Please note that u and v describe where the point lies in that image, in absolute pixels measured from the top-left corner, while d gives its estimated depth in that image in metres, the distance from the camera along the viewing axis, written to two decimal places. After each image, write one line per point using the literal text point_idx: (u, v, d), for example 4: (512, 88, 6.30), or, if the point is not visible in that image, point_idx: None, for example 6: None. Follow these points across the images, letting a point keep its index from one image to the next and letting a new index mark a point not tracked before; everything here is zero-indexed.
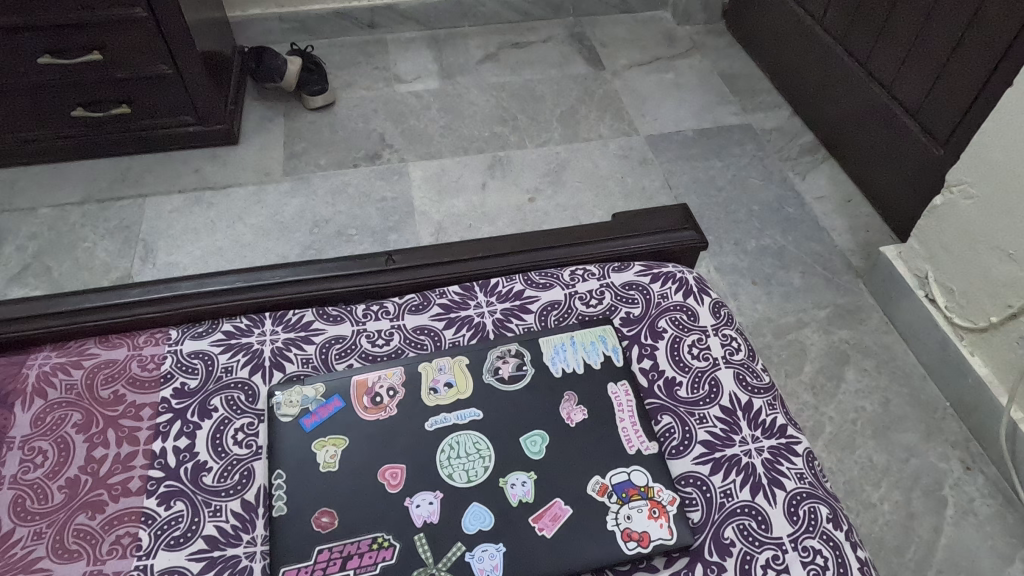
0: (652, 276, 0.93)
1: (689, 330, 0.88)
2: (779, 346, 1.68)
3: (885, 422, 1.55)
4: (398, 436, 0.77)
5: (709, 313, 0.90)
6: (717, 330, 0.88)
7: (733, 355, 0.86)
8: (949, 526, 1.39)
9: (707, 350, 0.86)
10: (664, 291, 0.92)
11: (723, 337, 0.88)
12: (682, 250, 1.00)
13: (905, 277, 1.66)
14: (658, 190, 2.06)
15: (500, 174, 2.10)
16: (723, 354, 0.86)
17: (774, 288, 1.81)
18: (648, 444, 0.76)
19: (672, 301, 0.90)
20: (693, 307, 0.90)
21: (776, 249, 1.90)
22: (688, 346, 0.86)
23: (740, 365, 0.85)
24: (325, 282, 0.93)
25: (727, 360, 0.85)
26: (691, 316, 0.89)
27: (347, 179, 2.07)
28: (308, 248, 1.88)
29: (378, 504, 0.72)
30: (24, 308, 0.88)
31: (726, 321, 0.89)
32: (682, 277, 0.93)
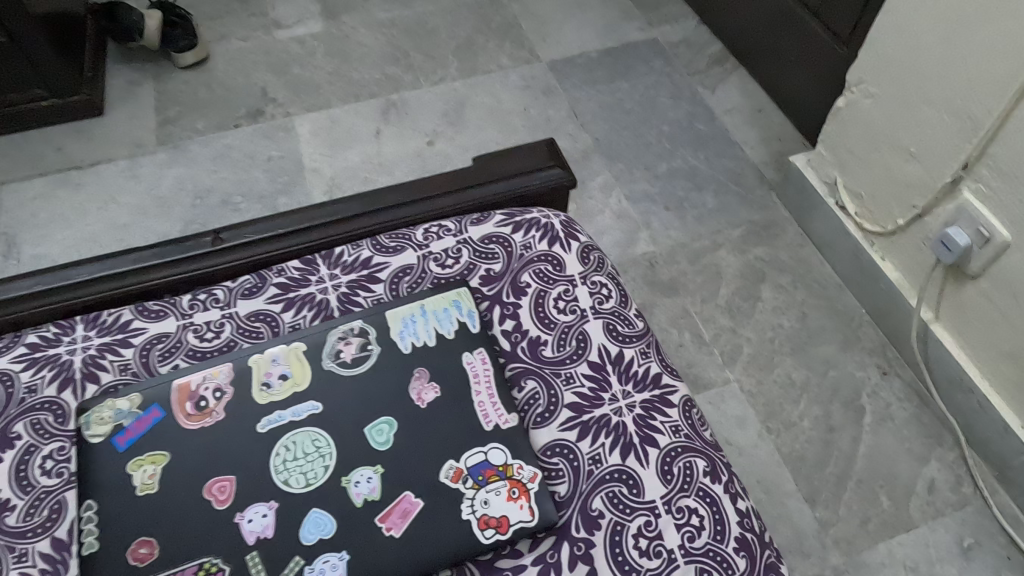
0: (513, 225, 0.84)
1: (555, 282, 0.80)
2: (695, 272, 1.63)
3: (803, 337, 1.52)
4: (225, 444, 0.68)
5: (576, 260, 0.82)
6: (585, 277, 0.81)
7: (602, 304, 0.79)
8: (867, 434, 1.38)
9: (574, 302, 0.78)
10: (529, 240, 0.83)
11: (591, 285, 0.80)
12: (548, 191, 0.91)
13: (815, 185, 1.61)
14: (564, 119, 1.95)
15: (395, 119, 1.95)
16: (591, 304, 0.79)
17: (688, 211, 1.74)
18: (506, 417, 0.69)
19: (536, 251, 0.82)
20: (562, 254, 0.82)
21: (689, 169, 1.82)
22: (554, 299, 0.78)
23: (612, 313, 0.78)
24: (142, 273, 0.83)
25: (596, 309, 0.78)
26: (556, 266, 0.81)
27: (228, 141, 1.90)
28: (191, 223, 1.74)
29: (205, 523, 0.64)
30: None
31: (594, 267, 0.82)
32: (547, 221, 0.85)
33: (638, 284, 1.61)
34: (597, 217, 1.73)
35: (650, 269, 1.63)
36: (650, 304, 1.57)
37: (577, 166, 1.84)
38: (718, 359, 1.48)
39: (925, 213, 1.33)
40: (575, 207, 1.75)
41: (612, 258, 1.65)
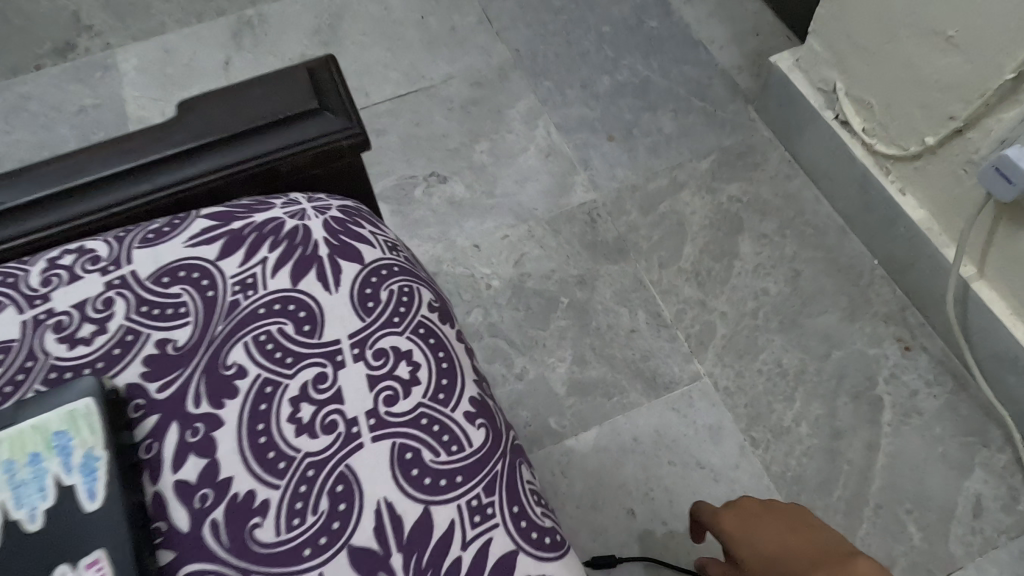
0: (220, 242, 0.53)
1: (297, 368, 0.48)
2: (649, 225, 1.21)
3: (795, 306, 1.12)
4: None
5: (354, 324, 0.50)
6: (364, 354, 0.49)
7: (392, 409, 0.47)
8: (887, 438, 1.01)
9: (332, 412, 0.47)
10: (247, 291, 0.51)
11: (376, 367, 0.49)
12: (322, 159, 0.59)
13: (804, 93, 1.18)
14: (473, 27, 1.47)
15: (250, 42, 1.47)
16: (367, 409, 0.47)
17: (638, 141, 1.30)
18: None
19: (261, 297, 0.50)
20: (325, 312, 0.50)
21: (638, 84, 1.38)
22: (288, 407, 0.47)
23: (408, 423, 0.47)
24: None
25: (377, 422, 0.47)
26: (304, 331, 0.49)
27: (27, 89, 1.42)
28: None
29: None
30: None
31: (384, 334, 0.50)
32: (286, 235, 0.54)
33: (574, 246, 1.19)
34: (518, 156, 1.30)
35: (589, 225, 1.21)
36: (591, 274, 1.16)
37: (491, 89, 1.38)
38: (682, 347, 1.09)
39: (968, 128, 0.92)
40: (488, 146, 1.31)
41: (538, 213, 1.23)
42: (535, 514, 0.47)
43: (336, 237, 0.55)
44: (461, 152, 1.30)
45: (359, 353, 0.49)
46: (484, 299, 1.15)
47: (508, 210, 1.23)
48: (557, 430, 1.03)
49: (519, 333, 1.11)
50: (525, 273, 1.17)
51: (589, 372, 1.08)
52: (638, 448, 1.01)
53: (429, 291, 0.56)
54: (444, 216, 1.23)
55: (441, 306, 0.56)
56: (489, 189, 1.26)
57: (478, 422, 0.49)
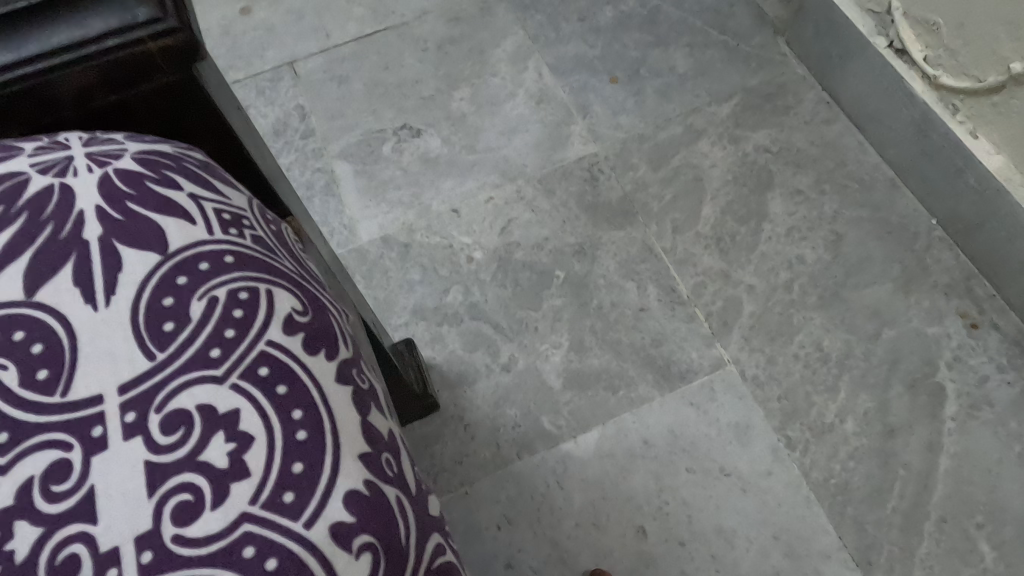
0: None
1: (23, 453, 0.32)
2: (660, 182, 1.02)
3: (837, 276, 0.93)
4: None
5: (135, 384, 0.33)
6: (147, 429, 0.33)
7: (185, 528, 0.31)
8: (952, 437, 0.83)
9: (83, 535, 0.31)
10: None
11: (165, 454, 0.32)
12: (111, 72, 0.41)
13: (850, 16, 0.97)
14: None
15: None
16: (144, 532, 0.31)
17: (646, 82, 1.10)
18: None
19: None
20: (80, 352, 0.34)
21: (646, 14, 1.16)
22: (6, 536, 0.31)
23: (214, 556, 0.30)
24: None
25: (159, 555, 0.30)
26: (39, 383, 0.33)
27: None
28: None
29: None
30: None
31: (182, 393, 0.33)
32: (29, 201, 0.38)
33: (571, 209, 1.00)
34: (504, 104, 1.10)
35: (589, 185, 1.02)
36: (592, 242, 0.98)
37: (473, 25, 1.17)
38: (701, 329, 0.91)
39: None
40: (469, 92, 1.11)
41: (528, 170, 1.04)
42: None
43: (119, 208, 0.38)
44: (436, 100, 1.11)
45: (138, 429, 0.33)
46: (464, 275, 0.96)
47: (493, 168, 1.04)
48: (552, 431, 0.86)
49: (506, 315, 0.94)
50: (513, 243, 0.98)
51: (589, 361, 0.90)
52: (649, 454, 0.84)
53: (282, 293, 0.38)
54: (416, 176, 1.04)
55: (315, 327, 0.37)
56: (469, 142, 1.07)
57: (350, 546, 0.31)
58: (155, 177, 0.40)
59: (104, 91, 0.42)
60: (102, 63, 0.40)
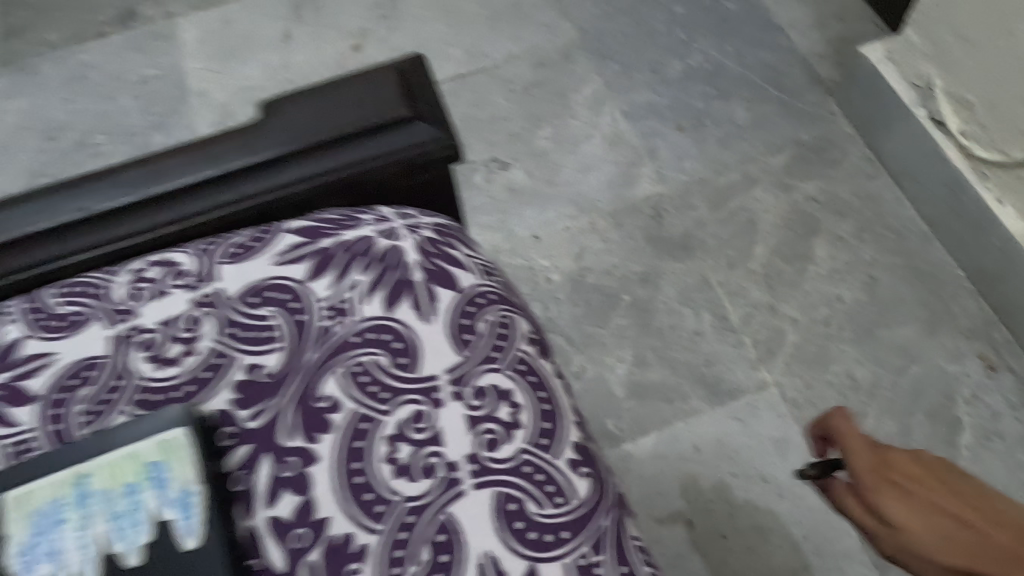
0: (310, 263, 0.55)
1: (395, 402, 0.49)
2: (717, 222, 1.16)
3: (871, 315, 1.06)
4: None
5: (452, 361, 0.51)
6: (463, 390, 0.50)
7: (494, 453, 0.48)
8: (965, 462, 0.96)
9: (434, 451, 0.48)
10: (340, 317, 0.52)
11: (474, 405, 0.50)
12: (405, 172, 0.59)
13: (895, 87, 1.10)
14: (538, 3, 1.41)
15: (310, 13, 1.43)
16: (467, 451, 0.48)
17: (708, 131, 1.24)
18: None
19: (353, 327, 0.52)
20: (422, 345, 0.52)
21: (710, 69, 1.31)
22: (388, 449, 0.48)
23: (512, 470, 0.48)
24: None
25: (479, 467, 0.48)
26: (398, 361, 0.51)
27: (90, 57, 1.42)
28: (38, 175, 1.30)
29: None
30: None
31: (481, 370, 0.51)
32: (379, 250, 0.55)
33: (637, 241, 1.15)
34: (581, 143, 1.25)
35: (654, 220, 1.16)
36: (655, 271, 1.12)
37: (555, 71, 1.33)
38: (748, 354, 1.05)
39: None
40: (550, 132, 1.26)
41: (601, 204, 1.19)
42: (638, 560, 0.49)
43: (430, 255, 0.56)
44: (522, 137, 1.26)
45: (460, 393, 0.50)
46: (542, 293, 1.11)
47: (570, 200, 1.19)
48: (615, 433, 1.01)
49: (577, 330, 1.08)
50: (586, 267, 1.13)
51: (648, 375, 1.04)
52: (698, 458, 0.98)
53: (522, 319, 0.56)
54: (502, 204, 1.20)
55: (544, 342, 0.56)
56: (549, 177, 1.22)
57: (581, 470, 0.49)
58: (444, 238, 0.58)
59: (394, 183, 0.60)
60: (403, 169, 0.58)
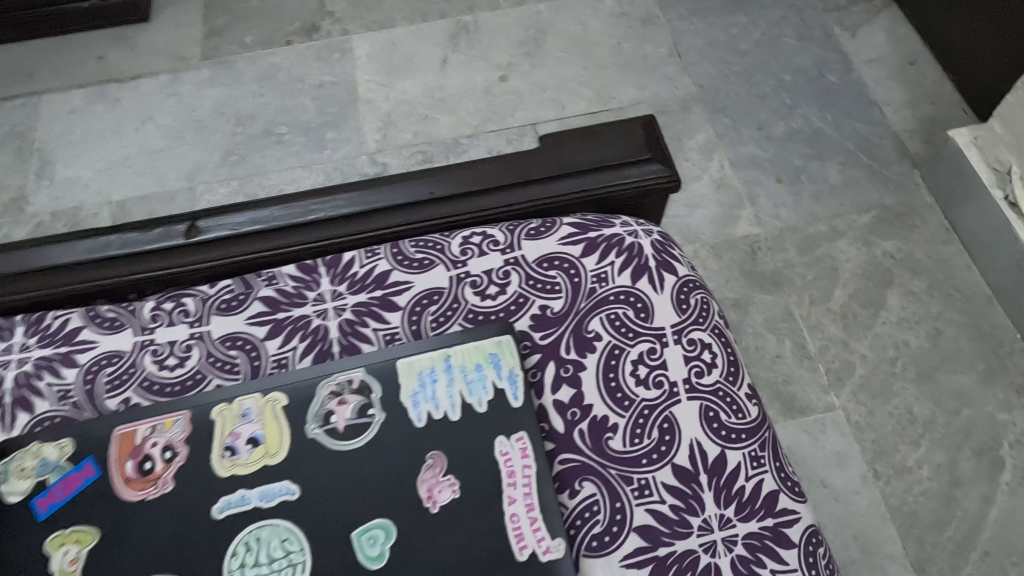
0: (583, 244, 0.60)
1: (637, 337, 0.56)
2: (804, 264, 1.34)
3: (932, 360, 1.23)
4: (130, 533, 0.51)
5: (671, 305, 0.58)
6: (682, 334, 0.57)
7: (701, 380, 0.55)
8: (1003, 496, 1.11)
9: (661, 370, 0.55)
10: (601, 280, 0.59)
11: (688, 344, 0.56)
12: (644, 199, 0.66)
13: (976, 168, 1.27)
14: (663, 58, 1.62)
15: (465, 45, 1.67)
16: (685, 376, 0.55)
17: (804, 186, 1.43)
18: (549, 544, 0.49)
19: (612, 287, 0.58)
20: (654, 302, 0.58)
21: (811, 132, 1.49)
22: (632, 363, 0.55)
23: (715, 396, 0.55)
24: (129, 264, 0.63)
25: (693, 388, 0.55)
26: (641, 313, 0.57)
27: (277, 60, 1.68)
28: (229, 153, 1.54)
29: None
30: None
31: (696, 319, 0.58)
32: (619, 226, 0.62)
33: (733, 272, 1.34)
34: (691, 183, 1.44)
35: (749, 256, 1.35)
36: (745, 299, 1.30)
37: (673, 118, 1.53)
38: (821, 379, 1.22)
39: None
40: None
41: (704, 237, 1.38)
42: (793, 476, 0.54)
43: (652, 230, 0.63)
44: None
45: (679, 334, 0.57)
46: None
47: (677, 230, 1.39)
48: None
49: None
50: None
51: None
52: None
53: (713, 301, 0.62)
54: None
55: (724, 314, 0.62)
56: None
57: (754, 401, 0.56)
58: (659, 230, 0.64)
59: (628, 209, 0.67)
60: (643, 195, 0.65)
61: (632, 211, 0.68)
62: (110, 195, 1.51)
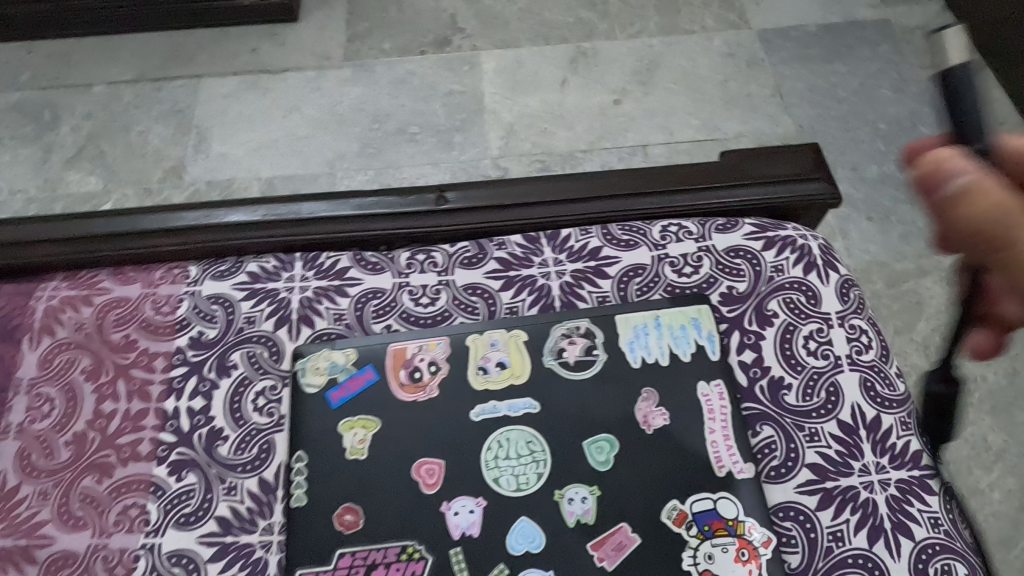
0: (763, 239, 0.74)
1: (808, 318, 0.70)
2: (889, 296, 1.45)
3: (1008, 397, 1.32)
4: (405, 427, 0.65)
5: (835, 296, 0.71)
6: (845, 320, 0.69)
7: (862, 357, 0.68)
8: None
9: (827, 346, 0.68)
10: (778, 270, 0.72)
11: (850, 329, 0.69)
12: (809, 209, 0.78)
13: None
14: (766, 98, 1.75)
15: (584, 69, 1.82)
16: (848, 352, 0.68)
17: (893, 226, 1.54)
18: (742, 466, 0.62)
19: (787, 277, 0.71)
20: (822, 292, 0.71)
21: (901, 178, 1.61)
22: (803, 338, 0.69)
23: (873, 372, 0.67)
24: (390, 222, 0.78)
25: (854, 363, 0.67)
26: (811, 299, 0.70)
27: (411, 67, 1.85)
28: (366, 146, 1.71)
29: (393, 507, 0.62)
30: (104, 224, 0.80)
31: (856, 309, 0.70)
32: (792, 230, 0.75)
33: None
34: None
35: None
36: None
37: None
38: None
39: None
40: None
41: None
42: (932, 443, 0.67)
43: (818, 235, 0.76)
44: None
45: (843, 320, 0.69)
46: None
47: None
48: None
49: None
50: None
51: None
52: None
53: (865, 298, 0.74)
54: None
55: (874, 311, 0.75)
56: None
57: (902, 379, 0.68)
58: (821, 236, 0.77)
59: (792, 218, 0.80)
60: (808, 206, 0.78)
61: (794, 219, 0.80)
62: (259, 172, 1.68)
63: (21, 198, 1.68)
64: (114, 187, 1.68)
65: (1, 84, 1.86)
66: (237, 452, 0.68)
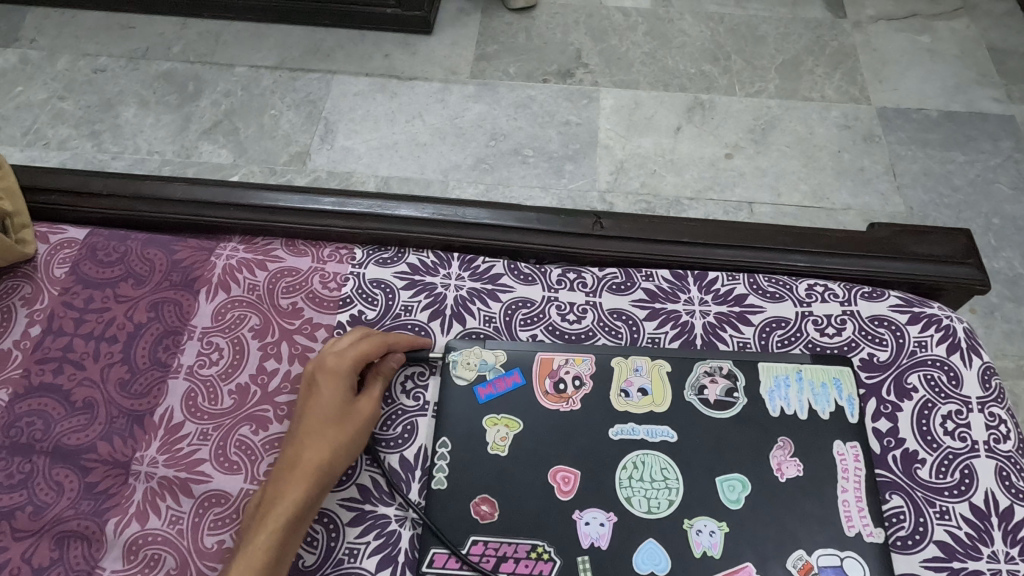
0: (909, 315, 0.76)
1: (947, 397, 0.71)
2: None
3: None
4: (540, 434, 0.69)
5: (976, 382, 0.72)
6: (984, 406, 0.70)
7: (999, 445, 0.68)
8: None
9: (965, 429, 0.69)
10: (920, 347, 0.74)
11: (989, 417, 0.70)
12: (950, 291, 0.80)
13: None
14: (878, 175, 1.58)
15: (700, 119, 1.66)
16: (985, 438, 0.69)
17: (997, 322, 1.40)
18: (872, 529, 0.63)
19: (930, 354, 0.73)
20: (964, 375, 0.72)
21: (1011, 275, 1.45)
22: (941, 417, 0.70)
23: (1008, 462, 0.68)
24: (547, 238, 0.83)
25: (991, 449, 0.68)
26: (952, 380, 0.72)
27: (533, 93, 1.72)
28: (480, 162, 1.62)
29: (529, 506, 0.65)
30: (282, 196, 0.87)
31: (996, 397, 0.71)
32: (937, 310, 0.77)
33: None
34: None
35: None
36: None
37: None
38: None
39: None
40: None
41: None
42: None
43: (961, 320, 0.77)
44: None
45: (983, 406, 0.70)
46: None
47: None
48: None
49: None
50: None
51: None
52: None
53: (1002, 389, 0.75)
54: None
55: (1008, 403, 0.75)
56: None
57: None
58: None
59: (932, 297, 0.81)
60: (951, 289, 0.79)
61: (934, 299, 0.82)
62: (377, 170, 1.60)
63: (156, 160, 1.59)
64: (243, 163, 1.60)
65: (151, 54, 1.76)
66: (384, 427, 0.72)
